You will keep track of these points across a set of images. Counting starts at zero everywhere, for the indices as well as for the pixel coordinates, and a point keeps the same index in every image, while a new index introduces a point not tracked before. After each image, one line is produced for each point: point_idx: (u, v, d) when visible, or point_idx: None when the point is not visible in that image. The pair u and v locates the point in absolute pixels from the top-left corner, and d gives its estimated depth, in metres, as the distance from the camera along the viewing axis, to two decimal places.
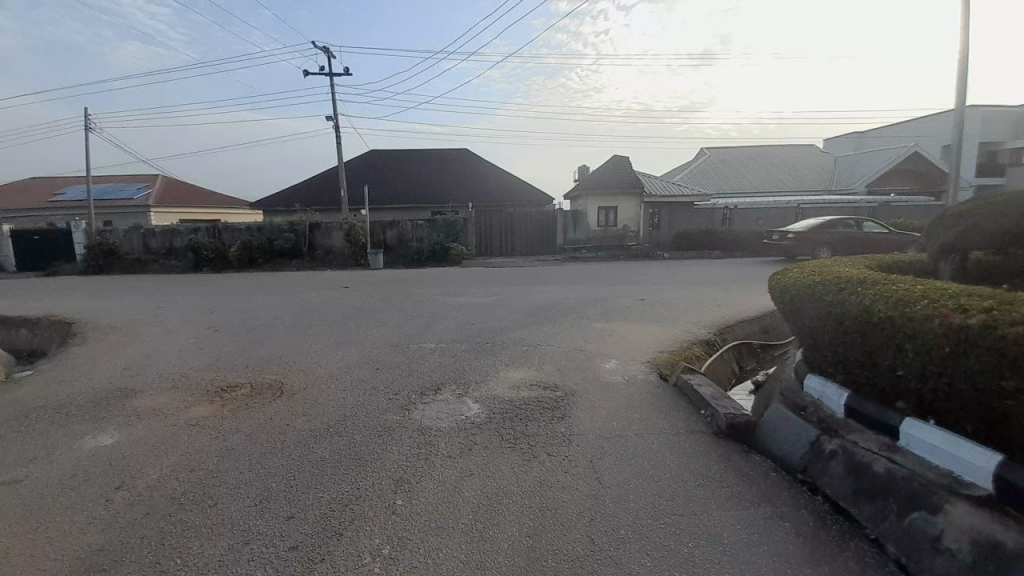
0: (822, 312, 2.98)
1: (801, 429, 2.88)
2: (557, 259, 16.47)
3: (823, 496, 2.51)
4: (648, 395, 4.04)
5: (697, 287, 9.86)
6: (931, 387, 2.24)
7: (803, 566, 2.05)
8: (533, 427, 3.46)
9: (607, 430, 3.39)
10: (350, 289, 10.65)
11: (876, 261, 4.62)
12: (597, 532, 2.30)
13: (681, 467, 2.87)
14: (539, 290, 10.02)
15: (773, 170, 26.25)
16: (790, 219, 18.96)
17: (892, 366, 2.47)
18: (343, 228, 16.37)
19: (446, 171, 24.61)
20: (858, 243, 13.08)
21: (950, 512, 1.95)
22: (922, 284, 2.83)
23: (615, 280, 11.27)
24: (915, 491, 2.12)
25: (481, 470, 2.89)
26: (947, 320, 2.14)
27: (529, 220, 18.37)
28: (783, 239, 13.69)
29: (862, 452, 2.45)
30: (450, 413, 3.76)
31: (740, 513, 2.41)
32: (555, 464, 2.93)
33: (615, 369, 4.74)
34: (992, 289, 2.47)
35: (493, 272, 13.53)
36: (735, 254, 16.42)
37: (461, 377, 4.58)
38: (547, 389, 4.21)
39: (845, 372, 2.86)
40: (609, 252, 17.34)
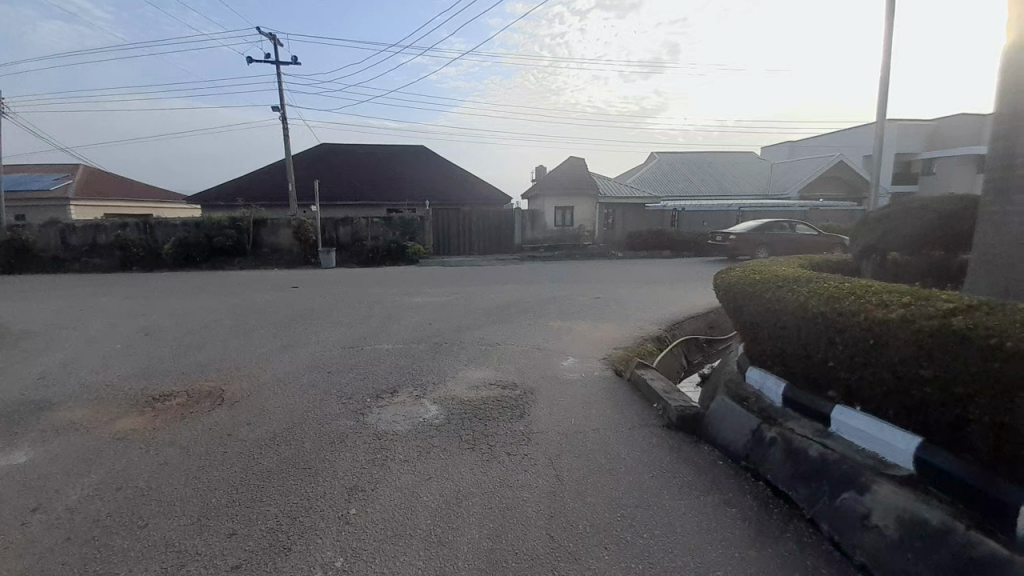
0: (763, 308, 3.17)
1: (743, 418, 3.05)
2: (516, 258, 16.51)
3: (765, 481, 2.67)
4: (604, 391, 4.14)
5: (650, 285, 10.22)
6: (858, 377, 2.44)
7: (748, 548, 2.16)
8: (492, 427, 3.44)
9: (566, 427, 3.41)
10: (299, 290, 10.11)
11: (809, 261, 4.98)
12: (557, 528, 2.32)
13: (636, 461, 2.94)
14: (497, 289, 10.02)
15: (718, 175, 27.75)
16: (732, 221, 20.08)
17: (824, 358, 2.66)
18: (291, 225, 15.56)
19: (401, 169, 24.01)
20: (794, 244, 14.06)
21: (876, 491, 2.12)
22: (847, 282, 3.07)
23: (572, 279, 11.49)
24: (845, 474, 2.30)
25: (440, 473, 2.83)
26: (871, 315, 2.33)
27: (487, 219, 18.30)
28: (725, 240, 14.63)
29: (797, 438, 2.63)
30: (406, 416, 3.65)
31: (691, 502, 2.51)
32: (515, 463, 2.93)
33: (573, 366, 4.81)
34: (907, 286, 2.71)
35: (451, 271, 13.35)
36: (684, 255, 17.19)
37: (418, 378, 4.46)
38: (506, 388, 4.20)
39: (782, 364, 3.05)
40: (565, 251, 17.62)
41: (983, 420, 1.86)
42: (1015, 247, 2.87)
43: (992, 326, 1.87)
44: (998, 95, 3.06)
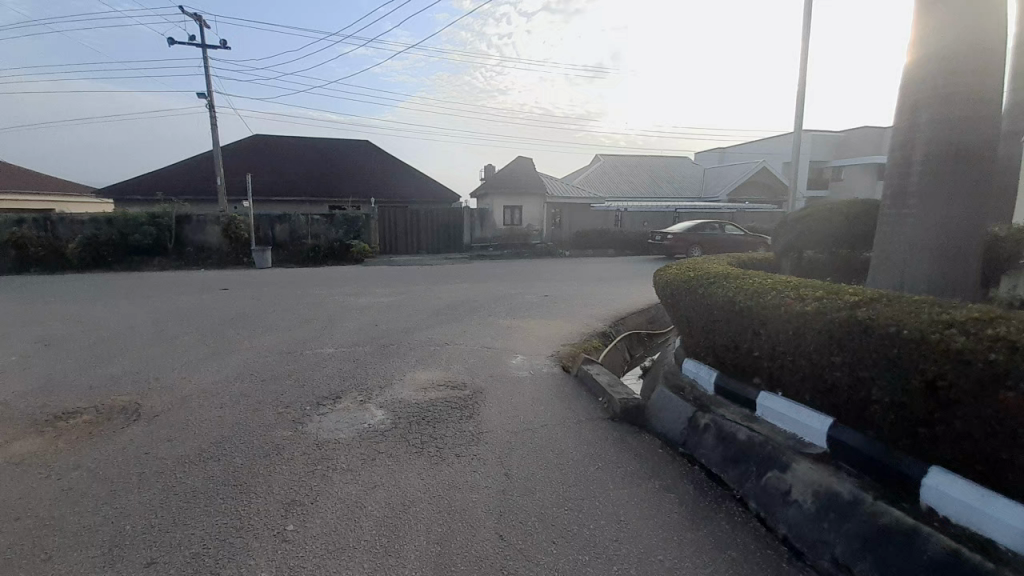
0: (698, 303, 3.36)
1: (680, 407, 3.22)
2: (465, 257, 16.39)
3: (700, 465, 2.83)
4: (552, 387, 4.21)
5: (595, 283, 10.55)
6: (779, 364, 2.67)
7: (685, 530, 2.28)
8: (441, 429, 3.37)
9: (514, 425, 3.42)
10: (230, 292, 9.37)
11: (737, 259, 5.35)
12: (507, 526, 2.31)
13: (582, 454, 3.01)
14: (446, 288, 9.87)
15: (658, 177, 29.26)
16: (670, 222, 21.24)
17: (750, 348, 2.88)
18: (221, 222, 14.40)
19: (343, 164, 22.95)
20: (725, 244, 15.14)
21: (795, 469, 2.32)
22: (769, 278, 3.34)
23: (521, 277, 11.62)
24: (769, 454, 2.49)
25: (386, 480, 2.73)
26: (790, 308, 2.56)
27: (434, 217, 17.98)
28: (664, 239, 15.46)
29: (727, 423, 2.81)
30: (350, 422, 3.49)
31: (634, 490, 2.61)
32: (463, 464, 2.89)
33: (521, 364, 4.84)
34: (819, 282, 2.99)
35: (397, 271, 12.98)
36: (626, 253, 17.95)
37: (364, 382, 4.29)
38: (454, 389, 4.15)
39: (715, 355, 3.26)
40: (513, 250, 17.75)
41: (884, 400, 2.08)
42: (906, 244, 3.26)
43: (890, 317, 2.10)
44: (898, 113, 3.42)
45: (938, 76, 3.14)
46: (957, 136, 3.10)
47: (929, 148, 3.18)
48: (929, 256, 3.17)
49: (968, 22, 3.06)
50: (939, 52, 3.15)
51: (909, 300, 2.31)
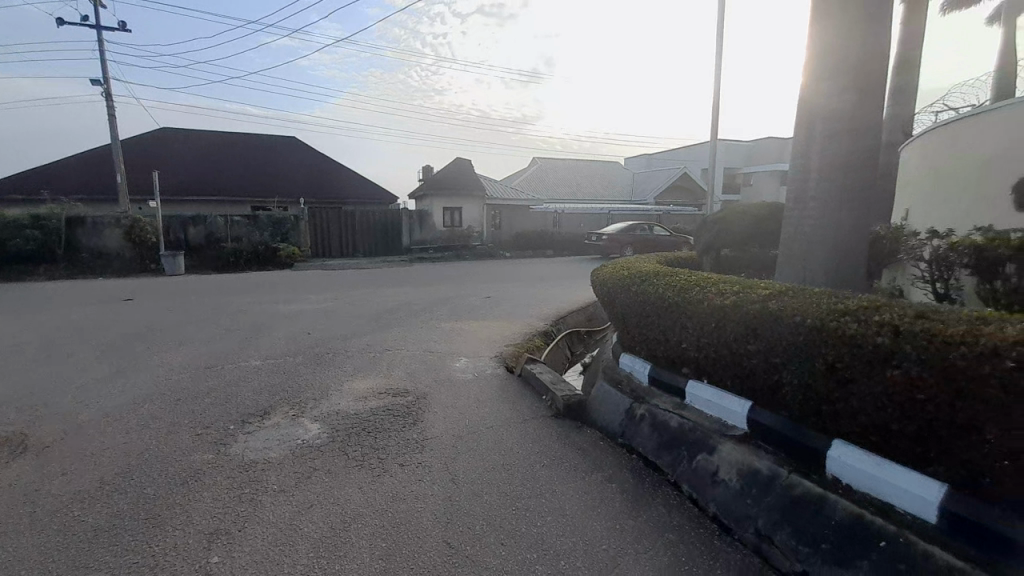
0: (631, 299, 3.54)
1: (618, 400, 3.37)
2: (404, 260, 15.96)
3: (638, 453, 2.98)
4: (496, 388, 4.21)
5: (535, 283, 10.75)
6: (704, 354, 2.88)
7: (627, 518, 2.38)
8: (383, 438, 3.25)
9: (460, 429, 3.38)
10: (136, 302, 8.35)
11: (665, 258, 5.65)
12: (454, 533, 2.27)
13: (528, 453, 3.04)
14: (385, 292, 9.56)
15: (592, 180, 30.46)
16: (604, 223, 22.22)
17: (679, 341, 3.08)
18: (122, 223, 12.82)
19: (266, 161, 21.33)
20: (654, 243, 16.11)
21: (721, 450, 2.52)
22: (693, 275, 3.58)
23: (462, 279, 11.53)
24: (698, 438, 2.67)
25: (323, 498, 2.56)
26: (712, 302, 2.77)
27: (370, 218, 17.32)
28: (599, 240, 16.14)
29: (661, 413, 2.99)
30: (281, 439, 3.25)
31: (578, 485, 2.68)
32: (407, 474, 2.80)
33: (465, 367, 4.80)
34: (736, 277, 3.26)
35: (332, 275, 12.35)
36: (564, 254, 18.49)
37: (297, 395, 4.02)
38: (396, 396, 4.01)
39: (647, 348, 3.45)
40: (453, 252, 17.59)
41: (793, 383, 2.31)
42: (808, 243, 3.66)
43: (796, 308, 2.34)
44: (799, 126, 3.84)
45: (830, 96, 3.58)
46: (845, 147, 3.53)
47: (826, 156, 3.59)
48: (824, 254, 3.60)
49: (854, 42, 3.49)
50: (830, 71, 3.58)
51: (811, 293, 2.59)
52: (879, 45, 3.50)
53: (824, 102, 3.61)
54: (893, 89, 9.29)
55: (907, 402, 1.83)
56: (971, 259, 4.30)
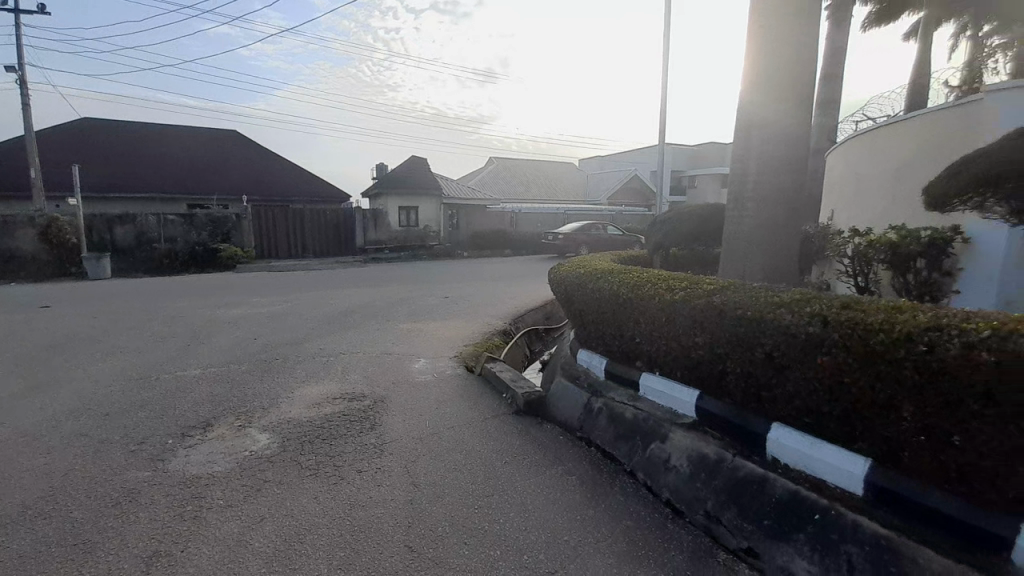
0: (588, 296, 3.63)
1: (576, 395, 3.46)
2: (358, 261, 15.48)
3: (595, 446, 3.08)
4: (456, 388, 4.19)
5: (494, 282, 10.79)
6: (656, 347, 3.02)
7: (586, 508, 2.46)
8: (340, 445, 3.14)
9: (419, 431, 3.33)
10: (53, 309, 7.54)
11: (619, 256, 5.80)
12: (415, 536, 2.24)
13: (489, 451, 3.06)
14: (339, 293, 9.24)
15: (548, 180, 30.93)
16: (560, 223, 22.65)
17: (633, 336, 3.21)
18: (35, 222, 11.53)
19: (204, 155, 19.93)
20: (608, 243, 16.63)
21: (673, 438, 2.65)
22: (645, 272, 3.73)
23: (420, 279, 11.34)
24: (651, 428, 2.80)
25: (275, 511, 2.44)
26: (663, 298, 2.91)
27: (321, 218, 16.64)
28: (556, 239, 16.45)
29: (617, 405, 3.10)
30: (227, 452, 3.06)
31: (539, 479, 2.72)
32: (366, 479, 2.73)
33: (424, 367, 4.74)
34: (684, 274, 3.43)
35: (280, 277, 11.74)
36: (521, 253, 18.67)
37: (243, 405, 3.79)
38: (353, 400, 3.89)
39: (603, 344, 3.56)
40: (410, 252, 17.27)
41: (736, 372, 2.47)
42: (747, 240, 3.93)
43: (738, 301, 2.51)
44: (738, 131, 4.10)
45: (765, 103, 3.85)
46: (778, 151, 3.81)
47: (762, 159, 3.86)
48: (762, 251, 3.87)
49: (786, 54, 3.78)
50: (766, 79, 3.85)
51: (750, 287, 2.78)
52: (808, 58, 3.81)
53: (761, 108, 3.88)
54: (819, 99, 10.12)
55: (834, 384, 2.02)
56: (886, 255, 4.80)
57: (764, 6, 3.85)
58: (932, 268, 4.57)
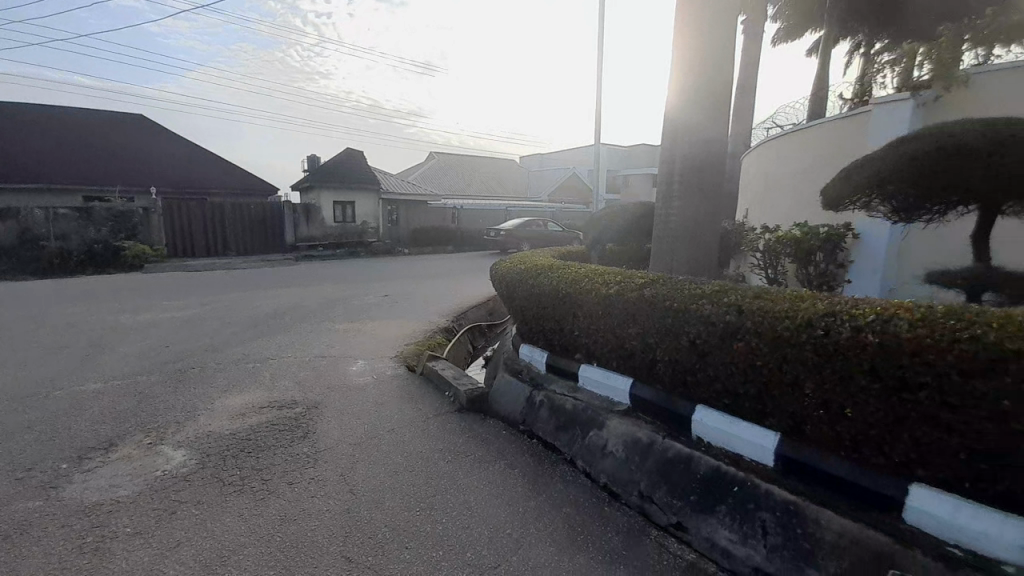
0: (528, 292, 3.69)
1: (518, 389, 3.50)
2: (289, 259, 14.49)
3: (537, 437, 3.14)
4: (397, 389, 4.07)
5: (436, 279, 10.59)
6: (593, 339, 3.13)
7: (528, 500, 2.50)
8: (269, 457, 2.93)
9: (357, 436, 3.20)
10: None
11: (558, 252, 5.94)
12: (354, 546, 2.15)
13: (432, 451, 3.00)
14: (268, 294, 8.60)
15: (490, 176, 30.90)
16: (502, 219, 22.76)
17: (572, 329, 3.30)
18: None
19: (100, 141, 17.54)
20: (549, 239, 16.98)
21: (609, 425, 2.77)
22: (583, 267, 3.85)
23: (358, 277, 10.86)
24: (590, 416, 2.90)
25: (193, 534, 2.23)
26: (599, 292, 3.02)
27: (245, 213, 15.36)
28: (498, 236, 16.51)
29: (557, 397, 3.17)
30: (135, 473, 2.73)
31: (482, 475, 2.72)
32: (299, 491, 2.57)
33: (362, 369, 4.55)
34: (619, 269, 3.58)
35: (199, 277, 10.69)
36: (464, 250, 18.52)
37: (155, 420, 3.41)
38: (284, 408, 3.64)
39: (544, 338, 3.64)
40: (346, 249, 16.46)
41: (665, 360, 2.63)
42: (675, 236, 4.19)
43: (667, 294, 2.66)
44: (665, 132, 4.34)
45: (689, 107, 4.11)
46: (701, 153, 4.10)
47: (687, 160, 4.13)
48: (687, 245, 4.15)
49: (706, 61, 4.05)
50: (689, 84, 4.12)
51: (677, 280, 2.96)
52: (728, 67, 4.11)
53: (688, 112, 4.13)
54: (736, 106, 11.00)
55: (749, 367, 2.21)
56: (791, 249, 5.34)
57: (687, 15, 4.08)
58: (829, 261, 5.11)
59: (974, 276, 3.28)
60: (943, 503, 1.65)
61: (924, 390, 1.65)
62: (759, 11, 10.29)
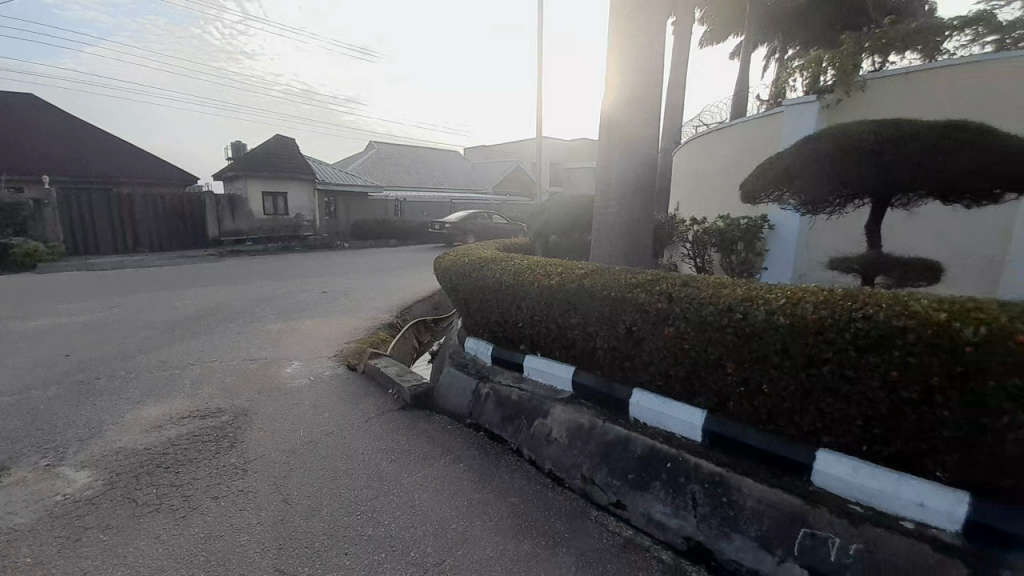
0: (472, 284, 3.66)
1: (463, 383, 3.48)
2: (213, 254, 13.29)
3: (484, 430, 3.14)
4: (336, 390, 3.89)
5: (379, 273, 10.21)
6: (536, 329, 3.17)
7: (473, 493, 2.50)
8: (191, 471, 2.68)
9: (292, 442, 3.02)
10: None
11: (503, 244, 5.95)
12: (289, 557, 2.03)
13: (373, 452, 2.90)
14: (189, 293, 7.85)
15: (433, 167, 30.23)
16: (447, 211, 22.38)
17: (515, 320, 3.32)
18: None
19: None
20: (495, 231, 16.96)
21: (553, 413, 2.83)
22: (526, 259, 3.88)
23: (293, 273, 10.19)
24: (534, 406, 2.95)
25: (101, 562, 1.99)
26: (541, 283, 3.06)
27: (159, 204, 13.84)
28: (443, 228, 16.22)
29: (503, 388, 3.19)
30: (25, 500, 2.39)
31: (426, 472, 2.68)
32: (226, 506, 2.38)
33: (298, 371, 4.30)
34: (560, 260, 3.65)
35: (103, 276, 9.51)
36: (408, 243, 18.01)
37: (50, 438, 3.00)
38: (208, 417, 3.35)
39: (489, 331, 3.63)
40: (279, 244, 15.41)
41: (605, 347, 2.73)
42: (613, 227, 4.34)
43: (604, 283, 2.75)
44: (602, 126, 4.46)
45: (624, 102, 4.25)
46: (635, 148, 4.27)
47: (623, 153, 4.28)
48: (625, 236, 4.33)
49: (638, 57, 4.19)
50: (623, 80, 4.25)
51: (614, 270, 3.07)
52: (661, 65, 4.30)
53: (624, 107, 4.26)
54: (668, 104, 11.57)
55: (680, 351, 2.34)
56: (716, 239, 5.75)
57: (620, 11, 4.19)
58: (749, 250, 5.54)
59: (866, 262, 3.71)
60: (846, 466, 1.84)
61: (827, 365, 1.84)
62: (687, 13, 10.84)
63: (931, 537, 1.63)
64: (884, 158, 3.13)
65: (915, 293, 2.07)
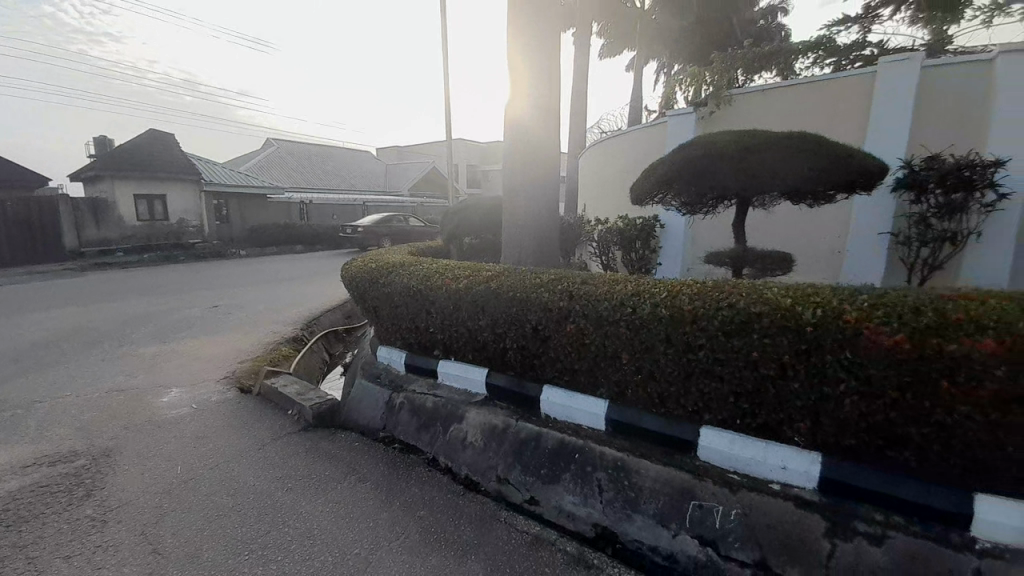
0: (380, 291, 3.49)
1: (375, 395, 3.30)
2: (69, 268, 11.16)
3: (398, 442, 3.01)
4: (226, 416, 3.46)
5: (282, 283, 9.33)
6: (447, 333, 3.12)
7: (380, 511, 2.37)
8: (27, 532, 2.19)
9: (168, 481, 2.62)
10: None
11: (416, 249, 5.76)
12: None
13: (268, 481, 2.63)
14: (34, 317, 6.47)
15: (342, 168, 28.54)
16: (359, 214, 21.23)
17: (427, 326, 3.24)
18: None
19: None
20: (412, 235, 16.50)
21: (467, 416, 2.80)
22: (437, 262, 3.79)
23: (175, 287, 8.91)
24: (448, 412, 2.89)
25: None
26: (450, 286, 3.01)
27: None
28: (355, 232, 15.35)
29: (418, 396, 3.09)
30: None
31: (331, 496, 2.49)
32: (76, 567, 1.98)
33: (179, 399, 3.75)
34: (470, 262, 3.62)
35: None
36: (317, 249, 16.77)
37: None
38: (54, 464, 2.77)
39: (401, 338, 3.49)
40: (159, 253, 13.41)
41: (515, 346, 2.77)
42: (523, 228, 4.43)
43: (510, 284, 2.79)
44: (507, 128, 4.51)
45: (527, 106, 4.35)
46: (540, 151, 4.40)
47: (529, 156, 4.38)
48: (534, 236, 4.44)
49: (538, 63, 4.31)
50: (525, 84, 4.34)
51: (522, 271, 3.12)
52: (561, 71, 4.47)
53: (527, 110, 4.36)
54: (573, 110, 12.15)
55: (581, 346, 2.46)
56: (618, 238, 6.16)
57: (519, 15, 4.27)
58: (646, 248, 6.00)
59: (738, 256, 4.22)
60: (725, 439, 2.06)
61: (703, 350, 2.05)
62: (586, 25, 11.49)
63: (793, 495, 1.87)
64: (742, 164, 3.57)
65: (771, 283, 2.38)
